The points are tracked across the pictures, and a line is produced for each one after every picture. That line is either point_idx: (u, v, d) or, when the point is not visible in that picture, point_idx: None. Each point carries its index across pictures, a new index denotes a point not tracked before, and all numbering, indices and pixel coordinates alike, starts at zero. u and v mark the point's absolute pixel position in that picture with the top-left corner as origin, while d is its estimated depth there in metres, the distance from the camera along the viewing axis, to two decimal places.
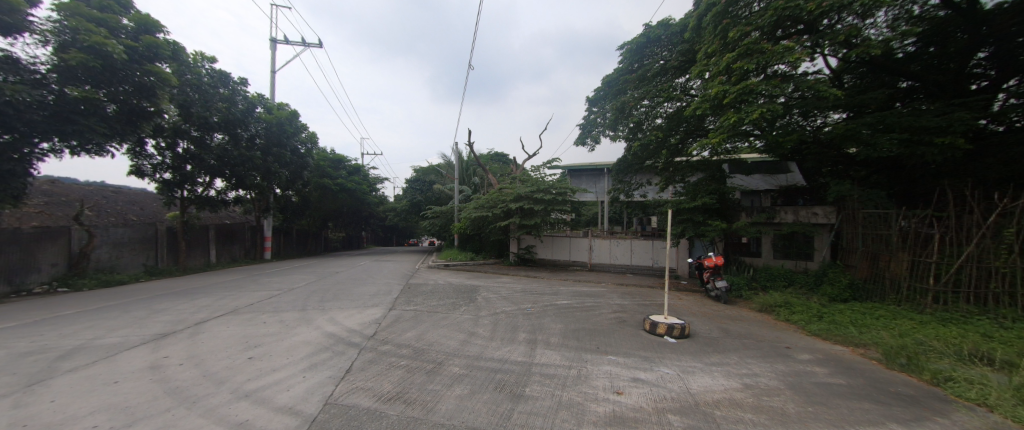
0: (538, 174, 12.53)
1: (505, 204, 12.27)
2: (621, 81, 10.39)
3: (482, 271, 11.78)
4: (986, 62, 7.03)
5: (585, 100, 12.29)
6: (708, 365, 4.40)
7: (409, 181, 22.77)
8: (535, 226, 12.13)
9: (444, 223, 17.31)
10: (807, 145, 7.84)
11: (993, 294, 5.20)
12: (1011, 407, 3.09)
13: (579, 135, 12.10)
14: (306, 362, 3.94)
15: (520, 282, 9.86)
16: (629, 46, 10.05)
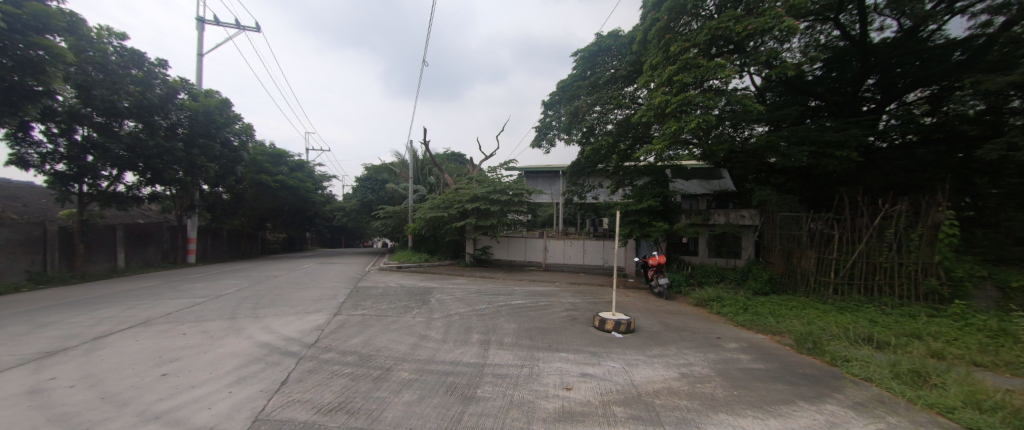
0: (494, 175, 12.58)
1: (461, 204, 12.17)
2: (575, 87, 10.82)
3: (437, 273, 11.55)
4: (873, 88, 8.23)
5: (541, 103, 12.59)
6: (650, 358, 4.71)
7: (359, 180, 21.41)
8: (491, 227, 12.15)
9: (397, 223, 16.64)
10: (736, 154, 8.68)
11: (877, 285, 6.17)
12: (889, 380, 3.71)
13: (535, 137, 12.35)
14: (233, 376, 3.61)
15: (476, 282, 9.81)
16: (582, 53, 10.48)
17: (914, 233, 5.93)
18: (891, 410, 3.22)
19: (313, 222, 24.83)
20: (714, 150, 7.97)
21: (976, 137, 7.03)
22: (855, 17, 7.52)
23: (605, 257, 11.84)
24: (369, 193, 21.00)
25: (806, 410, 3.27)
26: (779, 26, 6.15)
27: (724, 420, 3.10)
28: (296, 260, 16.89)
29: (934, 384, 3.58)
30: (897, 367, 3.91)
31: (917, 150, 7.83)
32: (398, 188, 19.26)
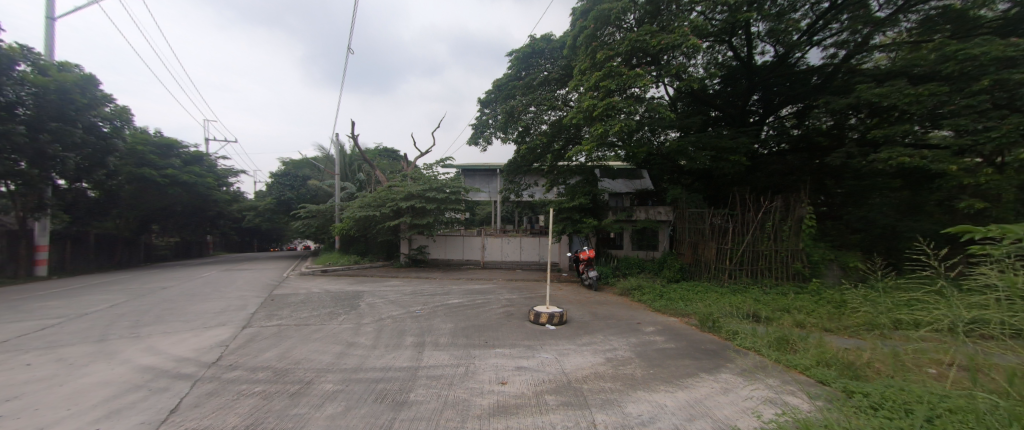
0: (430, 172, 12.18)
1: (394, 202, 11.62)
2: (510, 87, 10.97)
3: (368, 275, 10.88)
4: (758, 103, 9.78)
5: (477, 101, 12.54)
6: (579, 346, 5.01)
7: (274, 176, 18.93)
8: (427, 226, 11.73)
9: (321, 224, 15.17)
10: (653, 157, 9.60)
11: (759, 269, 7.34)
12: (767, 349, 4.45)
13: (471, 135, 12.24)
14: (102, 410, 3.01)
15: (411, 284, 9.45)
16: (516, 53, 10.60)
17: (785, 226, 7.17)
18: (767, 373, 3.89)
19: (215, 224, 21.63)
20: (636, 152, 8.73)
21: (827, 147, 8.68)
22: (744, 42, 8.74)
23: (541, 253, 12.32)
24: (286, 191, 18.61)
25: (706, 382, 3.80)
26: (686, 44, 6.93)
27: (642, 398, 3.47)
28: (193, 267, 14.59)
29: (798, 348, 4.39)
30: (772, 335, 4.72)
31: (787, 156, 9.42)
32: (321, 186, 17.97)
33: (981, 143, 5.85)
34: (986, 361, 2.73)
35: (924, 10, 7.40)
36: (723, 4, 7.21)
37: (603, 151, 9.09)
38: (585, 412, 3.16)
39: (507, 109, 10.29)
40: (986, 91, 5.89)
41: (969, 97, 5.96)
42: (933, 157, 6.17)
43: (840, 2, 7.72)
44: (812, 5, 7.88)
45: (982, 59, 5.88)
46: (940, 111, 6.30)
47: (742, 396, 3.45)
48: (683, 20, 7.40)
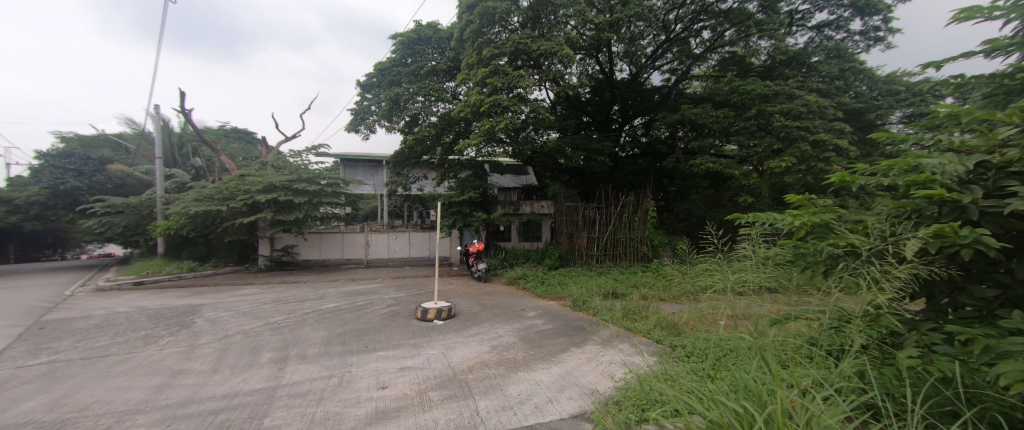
0: (299, 160, 10.51)
1: (249, 194, 9.63)
2: (394, 72, 10.33)
3: (212, 283, 8.82)
4: (618, 113, 11.43)
5: (356, 84, 11.47)
6: (467, 338, 5.06)
7: (40, 157, 12.88)
8: (296, 222, 10.05)
9: (132, 222, 11.53)
10: (537, 154, 10.45)
11: (618, 253, 8.76)
12: (621, 320, 5.30)
13: (351, 121, 11.20)
14: None
15: (274, 290, 8.05)
16: (401, 37, 10.09)
17: (636, 217, 8.77)
18: (621, 340, 4.65)
19: None
20: (522, 150, 9.15)
21: (664, 154, 10.84)
22: (607, 59, 9.85)
23: (431, 248, 12.28)
24: (69, 177, 12.88)
25: (575, 354, 4.33)
26: (560, 52, 7.59)
27: (522, 378, 3.74)
28: None
29: (643, 316, 5.36)
30: (624, 308, 5.63)
31: (639, 159, 11.29)
32: (135, 172, 13.56)
33: (751, 155, 8.07)
34: (743, 312, 3.79)
35: (721, 53, 9.33)
36: (591, 22, 8.16)
37: (490, 146, 9.35)
38: (468, 402, 3.24)
39: (390, 95, 9.83)
40: (754, 118, 8.11)
41: (745, 121, 8.16)
42: (725, 164, 8.27)
43: (673, 37, 9.29)
44: (655, 34, 9.26)
45: (751, 94, 8.01)
46: (731, 130, 8.47)
47: (600, 362, 4.06)
48: (558, 30, 8.09)
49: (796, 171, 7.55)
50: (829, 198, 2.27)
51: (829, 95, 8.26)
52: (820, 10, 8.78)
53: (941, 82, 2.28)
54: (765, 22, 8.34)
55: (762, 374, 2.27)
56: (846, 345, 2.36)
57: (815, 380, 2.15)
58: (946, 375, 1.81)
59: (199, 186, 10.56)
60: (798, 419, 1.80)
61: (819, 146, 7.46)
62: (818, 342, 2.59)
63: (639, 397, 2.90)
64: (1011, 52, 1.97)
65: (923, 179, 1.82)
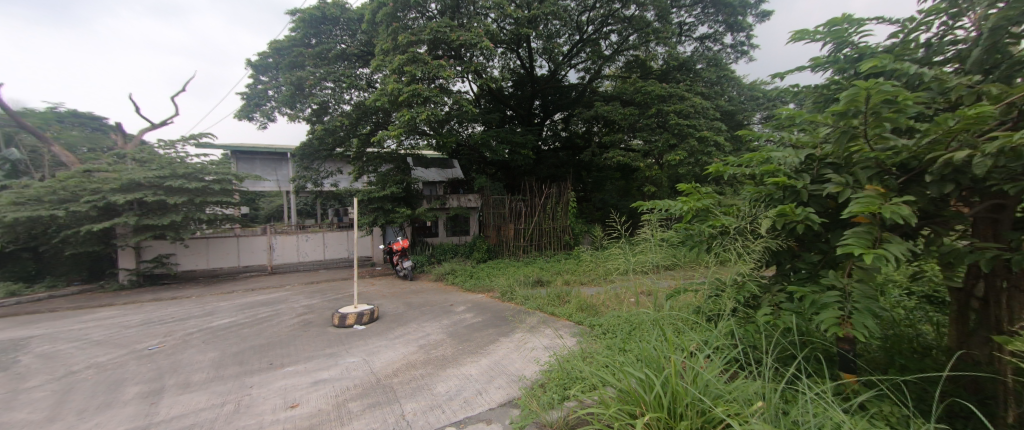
0: (172, 151, 8.72)
1: (101, 194, 7.74)
2: (295, 52, 9.22)
3: (51, 308, 6.94)
4: (540, 107, 11.84)
5: (246, 64, 9.94)
6: (392, 340, 4.77)
7: None
8: (173, 226, 8.42)
9: None
10: (463, 147, 10.30)
11: (543, 243, 9.21)
12: (547, 306, 5.51)
13: (242, 107, 9.70)
14: None
15: (146, 310, 6.66)
16: (301, 14, 9.01)
17: (559, 208, 9.30)
18: (548, 325, 4.84)
19: None
20: (446, 143, 8.89)
21: (582, 147, 11.35)
22: (527, 54, 10.08)
23: (349, 248, 11.34)
24: None
25: (504, 344, 4.37)
26: (481, 44, 7.54)
27: (450, 375, 3.65)
28: None
29: (567, 299, 5.66)
30: (550, 294, 5.86)
31: (560, 153, 11.81)
32: None
33: (654, 149, 8.96)
34: (648, 288, 4.21)
35: (627, 55, 10.10)
36: (510, 16, 8.24)
37: (411, 138, 8.91)
38: (394, 407, 3.07)
39: (291, 78, 8.91)
40: (654, 116, 9.01)
41: (647, 118, 9.04)
42: (633, 157, 9.10)
43: (585, 38, 9.93)
44: (570, 34, 9.84)
45: (651, 94, 8.91)
46: (637, 126, 9.32)
47: (528, 348, 4.17)
48: (477, 21, 8.02)
49: (689, 163, 8.64)
50: (709, 185, 2.63)
51: (711, 97, 9.59)
52: (700, 24, 10.08)
53: (784, 91, 2.76)
54: (661, 31, 9.15)
55: (660, 341, 2.58)
56: (722, 310, 2.80)
57: (701, 342, 2.52)
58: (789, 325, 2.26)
59: (20, 186, 8.16)
60: (689, 377, 2.09)
61: (703, 141, 8.65)
62: (702, 310, 3.01)
63: (561, 376, 3.05)
64: (828, 68, 2.49)
65: (771, 170, 2.20)
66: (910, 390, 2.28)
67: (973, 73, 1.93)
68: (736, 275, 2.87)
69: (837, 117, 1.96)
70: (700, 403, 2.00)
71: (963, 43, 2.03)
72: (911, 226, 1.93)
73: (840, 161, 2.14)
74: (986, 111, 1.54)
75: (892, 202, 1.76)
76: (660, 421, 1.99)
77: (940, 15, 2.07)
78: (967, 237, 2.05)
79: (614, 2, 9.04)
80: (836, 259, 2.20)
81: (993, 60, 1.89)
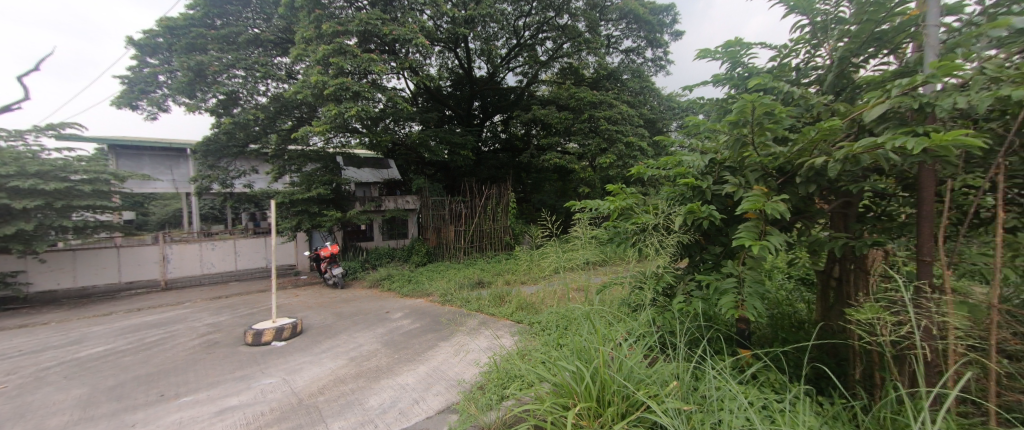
0: (19, 143, 7.01)
1: None
2: (192, 31, 8.01)
3: None
4: (479, 109, 11.83)
5: (127, 43, 8.40)
6: (318, 355, 4.35)
7: None
8: (24, 236, 6.81)
9: None
10: (399, 147, 9.86)
11: (481, 244, 9.18)
12: (488, 307, 5.48)
13: (122, 93, 8.16)
14: None
15: None
16: None
17: (500, 209, 9.35)
18: (488, 326, 4.80)
19: None
20: (380, 141, 8.42)
21: (521, 149, 11.49)
22: (465, 55, 10.01)
23: (267, 256, 10.21)
24: None
25: (443, 349, 4.23)
26: (417, 40, 7.28)
27: (385, 386, 3.43)
28: None
29: (508, 299, 5.68)
30: (491, 295, 5.81)
31: (500, 154, 11.87)
32: None
33: (589, 152, 9.37)
34: (583, 284, 4.39)
35: (562, 62, 10.40)
36: (447, 15, 8.05)
37: (340, 134, 8.14)
38: (319, 428, 2.79)
39: (187, 61, 7.73)
40: (587, 121, 9.47)
41: (581, 122, 9.45)
42: (568, 160, 9.48)
43: (522, 42, 10.11)
44: (507, 38, 9.97)
45: (584, 100, 9.37)
46: (572, 130, 9.65)
47: (467, 351, 4.08)
48: (411, 16, 7.70)
49: (618, 166, 9.24)
50: (633, 185, 2.80)
51: (636, 106, 10.34)
52: (625, 38, 10.78)
53: (694, 103, 3.04)
54: (591, 42, 9.63)
55: (590, 334, 2.67)
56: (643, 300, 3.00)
57: (626, 332, 2.67)
58: (697, 310, 2.50)
59: None
60: (617, 365, 2.19)
61: (630, 146, 9.31)
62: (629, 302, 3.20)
63: (500, 376, 3.04)
64: (725, 84, 2.81)
65: (683, 172, 2.42)
66: (788, 360, 2.66)
67: (828, 94, 2.30)
68: (656, 268, 3.11)
69: (731, 126, 2.20)
70: (624, 389, 2.12)
71: (821, 69, 2.41)
72: (787, 220, 2.25)
73: (734, 164, 2.42)
74: (834, 125, 1.83)
75: (772, 199, 2.03)
76: (590, 410, 2.07)
77: (805, 44, 2.45)
78: (826, 229, 2.44)
79: (548, 10, 9.38)
80: (734, 250, 2.48)
81: (842, 85, 2.26)
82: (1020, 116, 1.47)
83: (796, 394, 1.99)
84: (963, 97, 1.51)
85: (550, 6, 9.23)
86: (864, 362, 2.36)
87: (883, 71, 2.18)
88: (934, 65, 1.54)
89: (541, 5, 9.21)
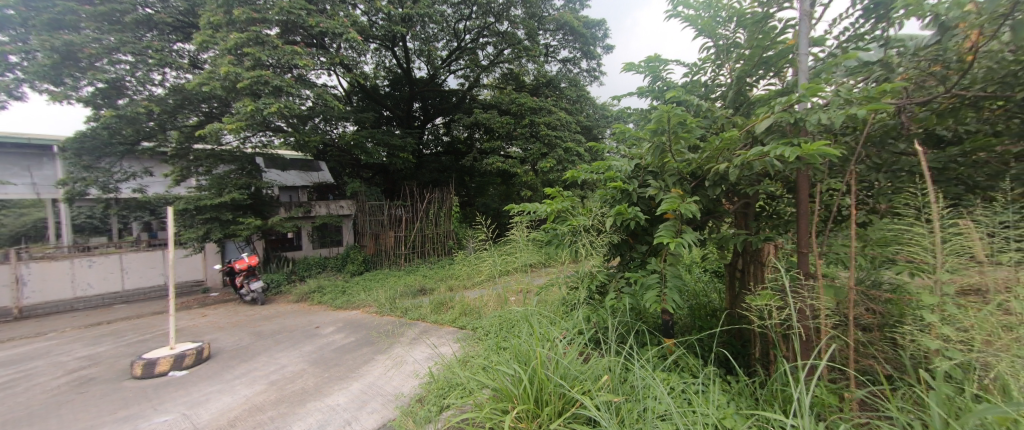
0: None
1: None
2: (57, 6, 6.69)
3: None
4: (420, 110, 11.57)
5: None
6: (230, 381, 3.84)
7: None
8: None
9: None
10: (331, 148, 9.24)
11: (420, 250, 8.86)
12: (429, 314, 5.29)
13: None
14: None
15: None
16: None
17: (442, 213, 9.14)
18: (430, 335, 4.63)
19: None
20: (307, 142, 7.76)
21: (464, 153, 11.41)
22: (403, 54, 9.73)
23: (165, 272, 8.87)
24: None
25: (380, 364, 3.97)
26: (349, 35, 6.87)
27: (311, 410, 3.13)
28: None
29: (450, 305, 5.55)
30: (432, 303, 5.63)
31: (443, 157, 11.66)
32: None
33: (530, 156, 9.58)
34: (523, 286, 4.44)
35: (502, 67, 10.51)
36: (382, 11, 7.74)
37: (259, 134, 7.51)
38: None
39: (50, 41, 6.44)
40: (528, 126, 9.70)
41: (522, 127, 9.67)
42: (511, 164, 9.59)
43: (462, 45, 10.09)
44: (447, 40, 9.84)
45: (524, 106, 9.59)
46: (513, 134, 9.79)
47: (406, 363, 3.88)
48: (341, 9, 7.22)
49: (557, 169, 9.56)
50: (568, 189, 2.90)
51: (573, 113, 10.76)
52: (562, 48, 11.19)
53: (622, 112, 3.24)
54: (530, 49, 9.78)
55: (528, 336, 2.69)
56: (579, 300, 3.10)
57: (563, 332, 2.73)
58: (625, 305, 2.65)
59: None
60: (553, 365, 2.23)
61: (569, 151, 9.65)
62: (567, 301, 3.29)
63: (440, 386, 2.93)
64: (647, 96, 3.04)
65: (611, 176, 2.56)
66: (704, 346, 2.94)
67: (729, 108, 2.58)
68: (592, 268, 3.24)
69: (651, 134, 2.36)
70: (560, 388, 2.16)
71: (724, 86, 2.71)
72: (700, 220, 2.49)
73: (656, 169, 2.62)
74: (733, 136, 2.05)
75: (686, 201, 2.24)
76: (527, 412, 2.09)
77: (711, 63, 2.74)
78: (732, 227, 2.74)
79: (488, 16, 9.45)
80: (656, 248, 2.67)
81: (740, 101, 2.56)
82: (865, 131, 1.77)
83: (710, 377, 2.19)
84: (825, 113, 1.76)
85: (489, 12, 9.32)
86: (764, 343, 2.67)
87: (771, 90, 2.51)
88: (803, 85, 1.78)
89: (480, 10, 9.23)
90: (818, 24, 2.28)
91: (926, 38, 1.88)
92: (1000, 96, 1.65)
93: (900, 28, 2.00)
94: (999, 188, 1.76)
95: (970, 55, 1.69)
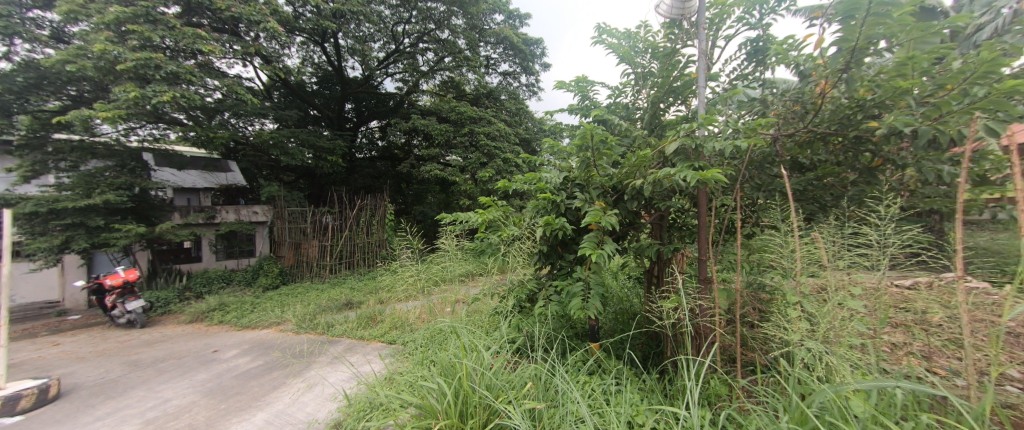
0: None
1: None
2: None
3: None
4: (351, 111, 10.93)
5: None
6: (87, 424, 3.14)
7: None
8: None
9: None
10: (243, 147, 8.27)
11: (347, 260, 8.23)
12: (354, 331, 4.89)
13: None
14: None
15: None
16: None
17: (374, 221, 8.62)
18: (353, 353, 4.28)
19: None
20: (211, 138, 6.87)
21: (401, 159, 10.95)
22: (333, 51, 9.17)
23: None
24: None
25: (291, 389, 3.55)
26: (268, 24, 6.24)
27: None
28: None
29: (379, 318, 5.22)
30: (359, 317, 5.25)
31: (377, 162, 11.06)
32: None
33: (469, 166, 9.52)
34: (456, 297, 4.31)
35: (441, 75, 10.38)
36: (310, 4, 7.19)
37: (149, 125, 6.55)
38: None
39: None
40: (467, 135, 9.70)
41: (461, 135, 9.63)
42: (449, 172, 9.44)
43: (399, 49, 9.81)
44: (384, 41, 9.60)
45: (463, 114, 9.56)
46: (451, 143, 9.69)
47: (324, 385, 3.54)
48: None
49: (495, 180, 9.58)
50: (502, 199, 2.91)
51: (512, 125, 10.92)
52: (502, 61, 11.38)
53: (557, 126, 3.39)
54: (470, 60, 9.83)
55: (456, 349, 2.60)
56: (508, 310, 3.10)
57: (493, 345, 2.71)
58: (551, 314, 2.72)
59: None
60: (479, 379, 2.20)
61: (507, 162, 9.72)
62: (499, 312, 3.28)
63: (361, 408, 2.71)
64: (577, 113, 3.23)
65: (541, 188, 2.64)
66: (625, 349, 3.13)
67: (645, 129, 2.84)
68: (523, 277, 3.29)
69: (578, 150, 2.51)
70: (485, 399, 2.14)
71: (641, 109, 2.96)
72: (619, 230, 2.67)
73: (582, 182, 2.76)
74: (646, 155, 2.25)
75: (607, 214, 2.39)
76: (451, 427, 2.03)
77: (631, 87, 2.99)
78: (648, 237, 2.98)
79: (428, 22, 9.46)
80: (582, 257, 2.80)
81: (655, 124, 2.84)
82: (747, 157, 2.06)
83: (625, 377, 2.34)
84: (717, 140, 2.02)
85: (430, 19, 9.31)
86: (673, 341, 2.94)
87: (680, 115, 2.81)
88: (702, 115, 2.04)
89: (420, 15, 9.25)
90: (714, 63, 2.65)
91: (794, 82, 2.25)
92: (839, 134, 2.03)
93: (772, 73, 2.40)
94: (842, 207, 2.17)
95: (820, 100, 2.04)
